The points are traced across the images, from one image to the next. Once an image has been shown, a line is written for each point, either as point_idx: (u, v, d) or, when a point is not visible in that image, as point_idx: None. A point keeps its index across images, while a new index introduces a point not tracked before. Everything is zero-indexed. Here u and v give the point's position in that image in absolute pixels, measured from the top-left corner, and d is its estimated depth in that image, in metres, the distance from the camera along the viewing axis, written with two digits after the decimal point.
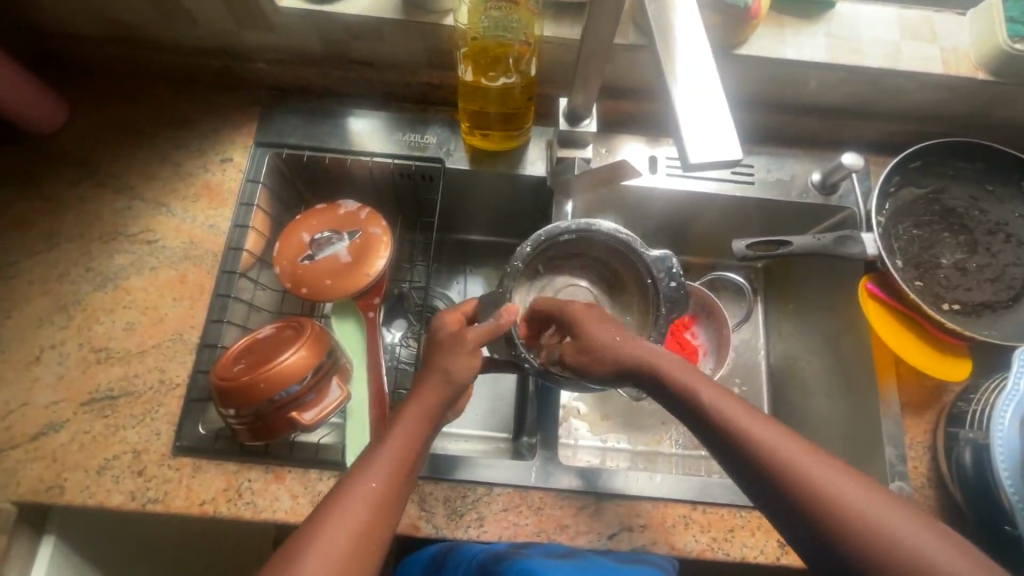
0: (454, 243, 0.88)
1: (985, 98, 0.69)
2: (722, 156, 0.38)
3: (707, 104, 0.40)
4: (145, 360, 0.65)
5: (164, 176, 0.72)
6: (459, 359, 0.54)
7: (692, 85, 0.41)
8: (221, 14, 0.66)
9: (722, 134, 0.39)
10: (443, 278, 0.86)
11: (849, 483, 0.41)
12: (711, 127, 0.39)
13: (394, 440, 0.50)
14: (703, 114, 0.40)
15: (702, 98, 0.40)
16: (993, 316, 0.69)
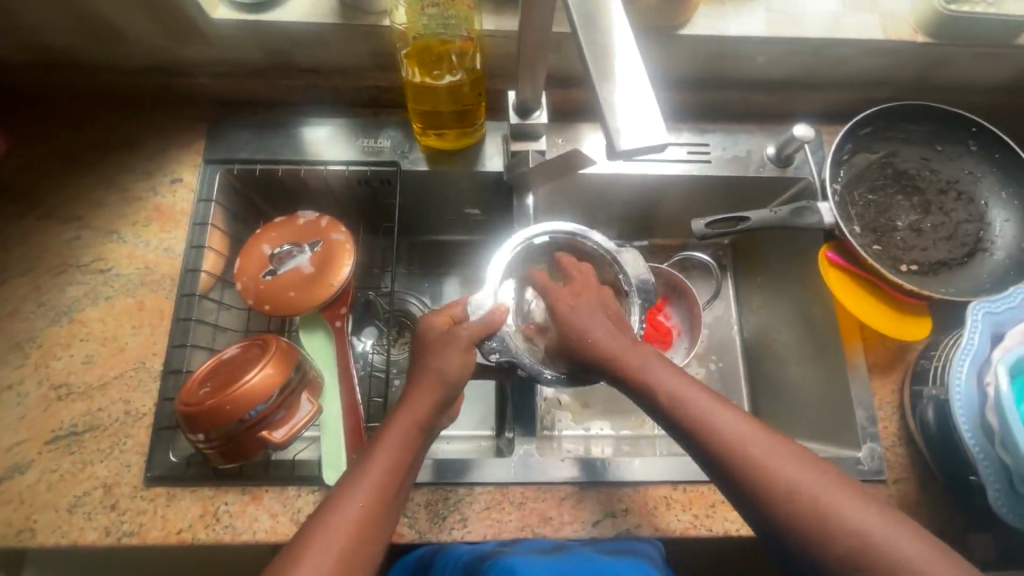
0: (425, 246, 0.88)
1: (925, 61, 0.70)
2: (652, 141, 0.38)
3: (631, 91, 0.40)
4: (108, 393, 0.63)
5: (113, 202, 0.70)
6: (454, 353, 0.54)
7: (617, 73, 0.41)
8: (155, 31, 0.64)
9: (649, 120, 0.39)
10: (415, 282, 0.87)
11: (788, 462, 0.45)
12: (637, 113, 0.39)
13: (382, 452, 0.50)
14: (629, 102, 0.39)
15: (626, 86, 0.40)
16: (950, 273, 0.70)
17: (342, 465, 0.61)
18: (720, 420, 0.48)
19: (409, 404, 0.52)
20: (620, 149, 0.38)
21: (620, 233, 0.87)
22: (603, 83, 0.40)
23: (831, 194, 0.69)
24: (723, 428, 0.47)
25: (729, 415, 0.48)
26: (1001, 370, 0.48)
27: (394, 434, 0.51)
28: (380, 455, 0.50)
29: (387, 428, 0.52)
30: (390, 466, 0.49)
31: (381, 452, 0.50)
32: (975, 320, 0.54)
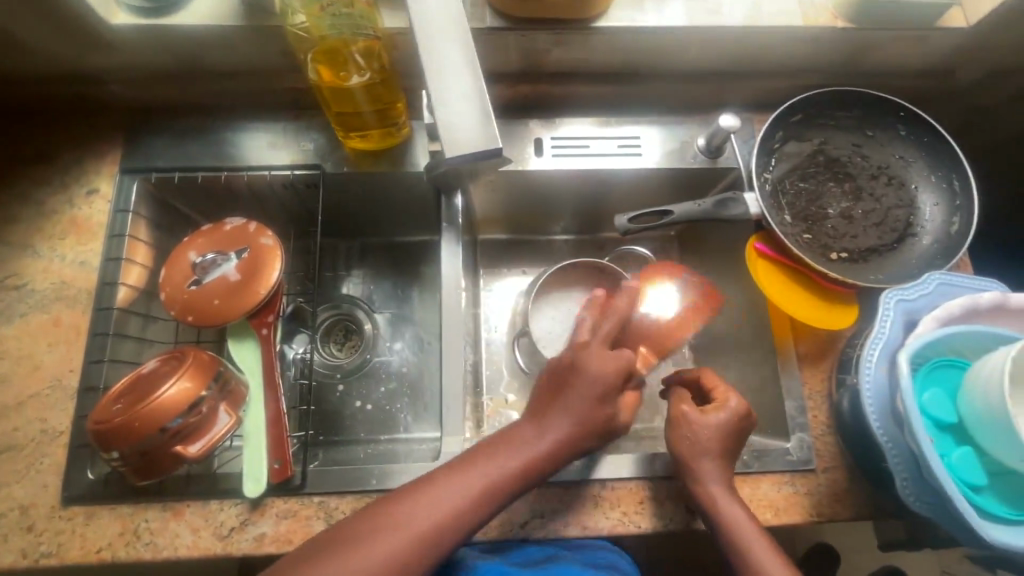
0: (376, 246, 0.88)
1: (850, 45, 0.69)
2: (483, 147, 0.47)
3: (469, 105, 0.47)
4: (23, 412, 0.62)
5: (26, 216, 0.68)
6: (599, 363, 0.55)
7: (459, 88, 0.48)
8: (53, 38, 0.62)
9: (481, 131, 0.47)
10: (370, 283, 0.87)
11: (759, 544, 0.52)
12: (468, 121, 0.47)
13: (513, 456, 0.53)
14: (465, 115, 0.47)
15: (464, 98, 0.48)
16: (879, 259, 0.70)
17: (262, 478, 0.60)
18: (721, 494, 0.55)
19: (565, 407, 0.54)
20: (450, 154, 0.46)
21: (565, 228, 0.86)
22: (439, 94, 0.47)
23: (757, 184, 0.68)
24: (720, 500, 0.55)
25: (727, 494, 0.55)
26: (902, 358, 0.48)
27: (528, 443, 0.53)
28: (508, 456, 0.53)
29: (528, 436, 0.54)
30: (501, 476, 0.52)
31: (504, 454, 0.53)
32: (888, 308, 0.54)
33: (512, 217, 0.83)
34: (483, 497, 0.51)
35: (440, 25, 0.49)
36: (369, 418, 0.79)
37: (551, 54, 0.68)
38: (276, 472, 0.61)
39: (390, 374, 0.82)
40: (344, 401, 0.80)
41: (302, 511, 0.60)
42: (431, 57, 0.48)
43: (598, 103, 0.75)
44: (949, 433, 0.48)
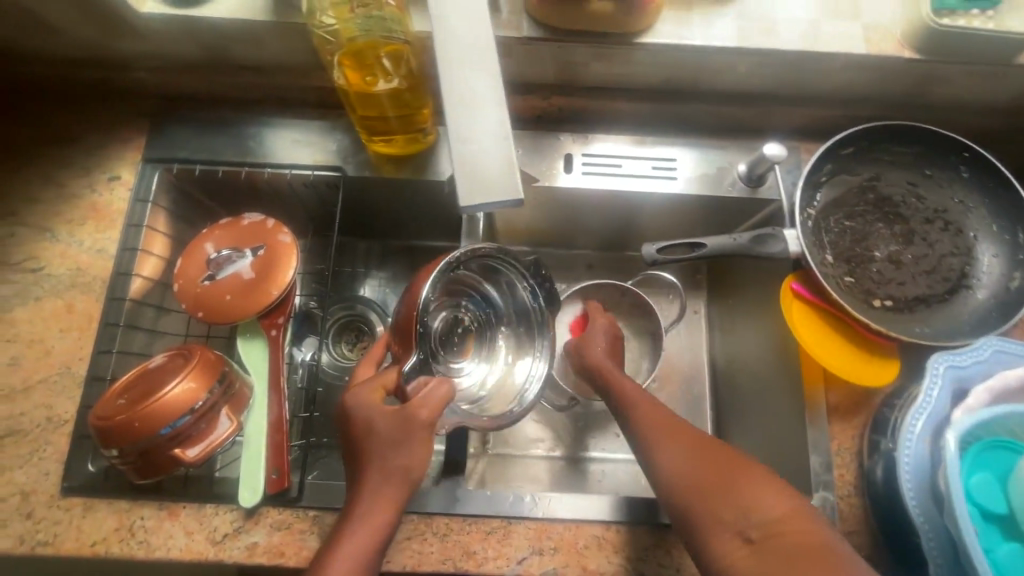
0: (396, 249, 0.86)
1: (915, 78, 0.64)
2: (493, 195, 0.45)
3: (487, 146, 0.46)
4: (31, 397, 0.62)
5: (48, 198, 0.68)
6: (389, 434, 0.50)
7: (485, 128, 0.46)
8: (82, 22, 0.62)
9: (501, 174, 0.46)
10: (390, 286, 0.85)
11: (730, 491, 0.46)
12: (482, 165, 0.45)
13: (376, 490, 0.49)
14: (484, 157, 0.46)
15: (484, 138, 0.46)
16: (927, 311, 0.65)
17: (259, 487, 0.59)
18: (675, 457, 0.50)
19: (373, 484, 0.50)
20: (468, 203, 0.45)
21: (590, 245, 0.83)
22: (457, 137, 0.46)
23: (800, 220, 0.64)
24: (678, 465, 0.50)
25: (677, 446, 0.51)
26: (949, 435, 0.43)
27: (355, 532, 0.48)
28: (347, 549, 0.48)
29: (352, 525, 0.49)
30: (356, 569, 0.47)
31: (343, 548, 0.48)
32: (935, 374, 0.49)
33: (535, 231, 0.80)
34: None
35: (469, 52, 0.47)
36: None
37: (588, 67, 0.65)
38: (274, 483, 0.60)
39: None
40: None
41: (296, 524, 0.59)
42: (454, 86, 0.47)
43: (634, 120, 0.72)
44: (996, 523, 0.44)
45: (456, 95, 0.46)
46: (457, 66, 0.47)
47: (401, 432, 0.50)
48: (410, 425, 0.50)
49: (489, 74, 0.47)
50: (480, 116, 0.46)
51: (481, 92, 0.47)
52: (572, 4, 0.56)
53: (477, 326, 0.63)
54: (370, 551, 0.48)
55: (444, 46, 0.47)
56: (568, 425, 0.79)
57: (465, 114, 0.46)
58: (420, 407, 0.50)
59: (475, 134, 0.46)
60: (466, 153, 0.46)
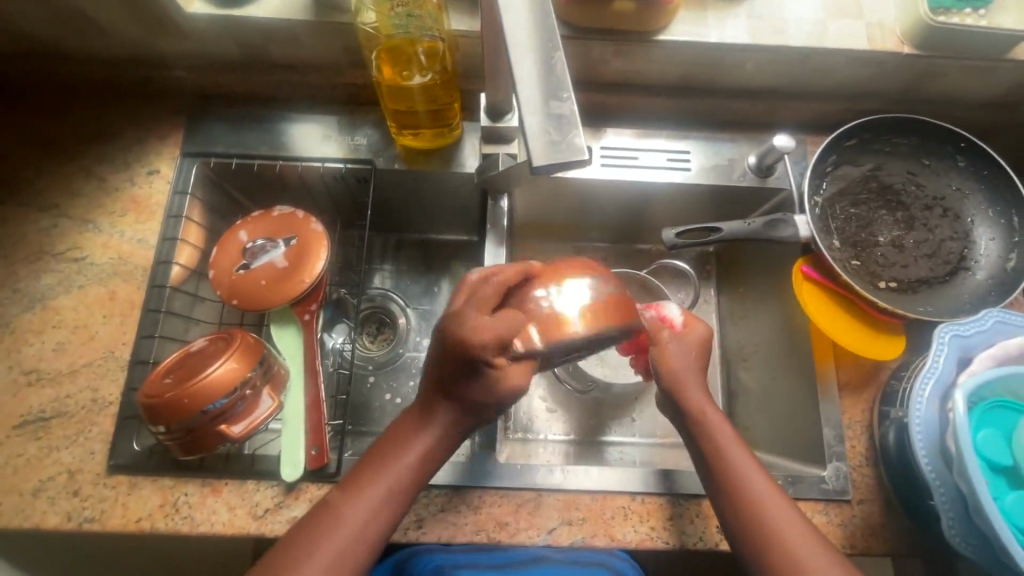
0: (416, 242, 0.89)
1: (914, 72, 0.68)
2: (567, 152, 0.35)
3: (546, 102, 0.36)
4: (76, 380, 0.64)
5: (90, 192, 0.70)
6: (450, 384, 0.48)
7: (544, 78, 0.37)
8: (130, 22, 0.65)
9: (566, 132, 0.36)
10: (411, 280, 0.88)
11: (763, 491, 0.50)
12: (550, 119, 0.36)
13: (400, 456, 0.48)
14: (544, 114, 0.36)
15: (545, 94, 0.36)
16: (929, 292, 0.68)
17: (300, 463, 0.62)
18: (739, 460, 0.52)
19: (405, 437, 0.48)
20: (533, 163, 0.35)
21: (606, 237, 0.86)
22: (520, 87, 0.37)
23: (808, 206, 0.68)
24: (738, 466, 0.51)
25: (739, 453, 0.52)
26: (958, 396, 0.47)
27: (373, 484, 0.47)
28: (367, 490, 0.47)
29: (378, 466, 0.48)
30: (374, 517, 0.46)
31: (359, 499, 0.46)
32: (942, 343, 0.53)
33: (552, 222, 0.83)
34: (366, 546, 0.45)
35: None
36: (397, 410, 0.80)
37: (607, 64, 0.69)
38: (313, 459, 0.62)
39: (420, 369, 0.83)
40: (374, 393, 0.81)
41: None
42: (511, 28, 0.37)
43: (649, 116, 0.75)
44: (1003, 476, 0.47)
45: (511, 46, 0.37)
46: (514, 12, 0.38)
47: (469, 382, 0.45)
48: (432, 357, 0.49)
49: (546, 19, 0.38)
50: (539, 66, 0.37)
51: (535, 39, 0.37)
52: (595, 4, 0.60)
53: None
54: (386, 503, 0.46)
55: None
56: (586, 408, 0.82)
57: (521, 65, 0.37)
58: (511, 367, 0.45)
59: (534, 87, 0.36)
60: (526, 108, 0.36)
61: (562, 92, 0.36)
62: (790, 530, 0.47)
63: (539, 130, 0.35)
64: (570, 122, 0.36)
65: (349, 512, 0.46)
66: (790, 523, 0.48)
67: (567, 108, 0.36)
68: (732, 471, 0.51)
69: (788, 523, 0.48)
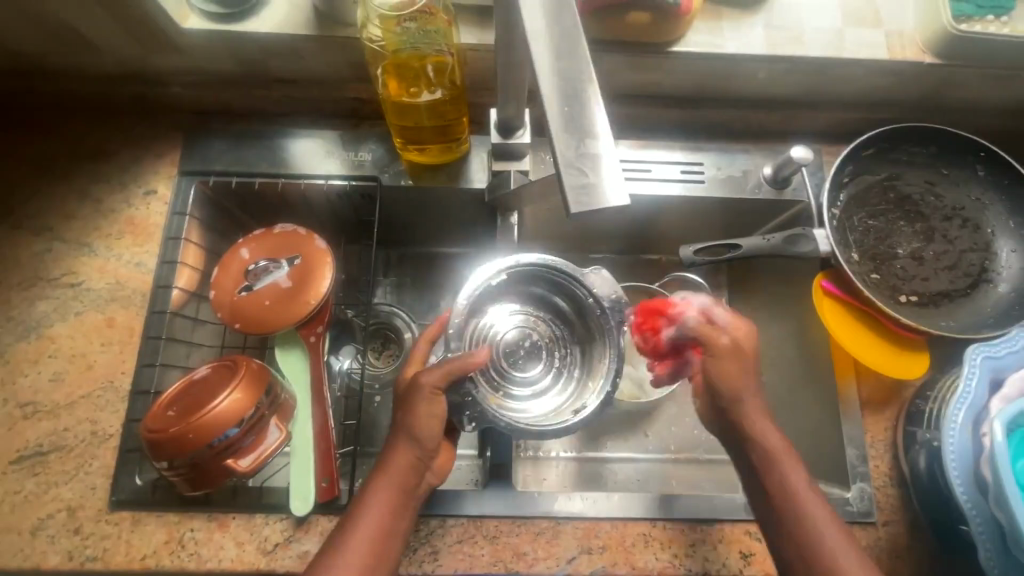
0: (421, 256, 0.87)
1: (934, 81, 0.66)
2: (603, 195, 0.34)
3: (579, 139, 0.34)
4: (74, 413, 0.62)
5: (85, 214, 0.68)
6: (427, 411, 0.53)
7: (578, 114, 0.35)
8: (125, 38, 0.62)
9: (601, 172, 0.34)
10: (416, 295, 0.85)
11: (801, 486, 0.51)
12: (585, 160, 0.34)
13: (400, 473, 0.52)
14: (577, 153, 0.34)
15: (577, 131, 0.34)
16: (951, 305, 0.67)
17: (310, 495, 0.60)
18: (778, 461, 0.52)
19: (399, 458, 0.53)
20: (572, 209, 0.33)
21: (615, 250, 0.84)
22: (550, 123, 0.34)
23: (828, 220, 0.66)
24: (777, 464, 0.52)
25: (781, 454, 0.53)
26: (996, 424, 0.45)
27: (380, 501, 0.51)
28: (371, 517, 0.50)
29: (378, 483, 0.52)
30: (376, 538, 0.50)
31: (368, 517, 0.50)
32: (973, 364, 0.51)
33: (561, 235, 0.81)
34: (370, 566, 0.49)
35: (557, 9, 0.36)
36: None
37: (619, 76, 0.66)
38: (324, 491, 0.60)
39: None
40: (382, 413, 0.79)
41: None
42: (539, 58, 0.35)
43: (661, 127, 0.73)
44: None
45: (541, 77, 0.35)
46: (540, 38, 0.35)
47: (408, 403, 0.54)
48: (417, 390, 0.53)
49: (576, 47, 0.35)
50: (573, 100, 0.35)
51: (565, 69, 0.35)
52: (610, 16, 0.58)
53: (551, 344, 0.67)
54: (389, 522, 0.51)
55: (524, 13, 0.35)
56: (600, 424, 0.80)
57: (554, 99, 0.35)
58: (423, 375, 0.54)
59: (567, 124, 0.34)
60: (561, 146, 0.34)
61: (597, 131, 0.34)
62: (819, 506, 0.50)
63: (572, 171, 0.34)
64: (605, 162, 0.34)
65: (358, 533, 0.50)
66: (818, 501, 0.50)
67: (601, 147, 0.34)
68: (771, 450, 0.53)
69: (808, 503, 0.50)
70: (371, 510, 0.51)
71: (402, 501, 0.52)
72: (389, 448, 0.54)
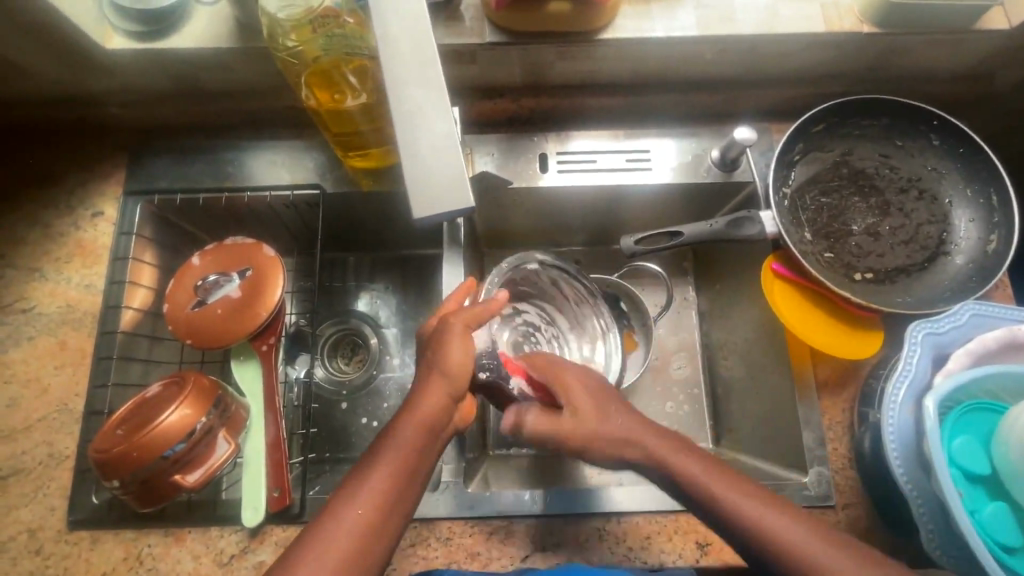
0: (384, 261, 0.87)
1: (878, 51, 0.64)
2: (446, 206, 0.39)
3: (431, 155, 0.39)
4: (31, 436, 0.63)
5: (34, 239, 0.69)
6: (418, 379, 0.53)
7: (432, 136, 0.40)
8: (53, 65, 0.62)
9: (451, 185, 0.39)
10: (387, 303, 0.86)
11: (751, 505, 0.47)
12: (434, 177, 0.39)
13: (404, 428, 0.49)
14: (429, 168, 0.39)
15: (430, 148, 0.39)
16: (907, 280, 0.65)
17: (261, 506, 0.60)
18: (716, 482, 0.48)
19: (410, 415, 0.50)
20: (417, 215, 0.39)
21: (578, 243, 0.83)
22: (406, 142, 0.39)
23: (773, 200, 0.64)
24: (720, 491, 0.48)
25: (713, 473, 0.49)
26: (928, 400, 0.44)
27: (386, 466, 0.48)
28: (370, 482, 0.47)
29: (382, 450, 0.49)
30: (369, 523, 0.45)
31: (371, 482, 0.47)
32: (914, 342, 0.50)
33: (518, 232, 0.80)
34: (361, 551, 0.44)
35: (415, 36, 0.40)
36: (375, 436, 0.78)
37: (551, 66, 0.66)
38: (275, 501, 0.60)
39: (394, 392, 0.81)
40: (351, 418, 0.79)
41: None
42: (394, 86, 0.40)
43: (607, 115, 0.72)
44: (982, 486, 0.45)
45: (394, 105, 0.39)
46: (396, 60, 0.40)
47: None
48: None
49: (430, 76, 0.40)
50: (427, 124, 0.39)
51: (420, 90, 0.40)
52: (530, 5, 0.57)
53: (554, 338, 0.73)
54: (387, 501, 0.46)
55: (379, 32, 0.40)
56: None
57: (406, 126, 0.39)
58: (454, 317, 0.54)
59: (420, 145, 0.39)
60: (410, 164, 0.39)
61: (449, 151, 0.39)
62: (746, 501, 0.47)
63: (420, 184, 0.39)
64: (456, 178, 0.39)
65: (336, 526, 0.45)
66: (742, 497, 0.48)
67: (453, 162, 0.40)
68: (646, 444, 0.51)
69: (764, 518, 0.46)
70: (369, 486, 0.46)
71: (408, 475, 0.48)
72: (400, 416, 0.50)
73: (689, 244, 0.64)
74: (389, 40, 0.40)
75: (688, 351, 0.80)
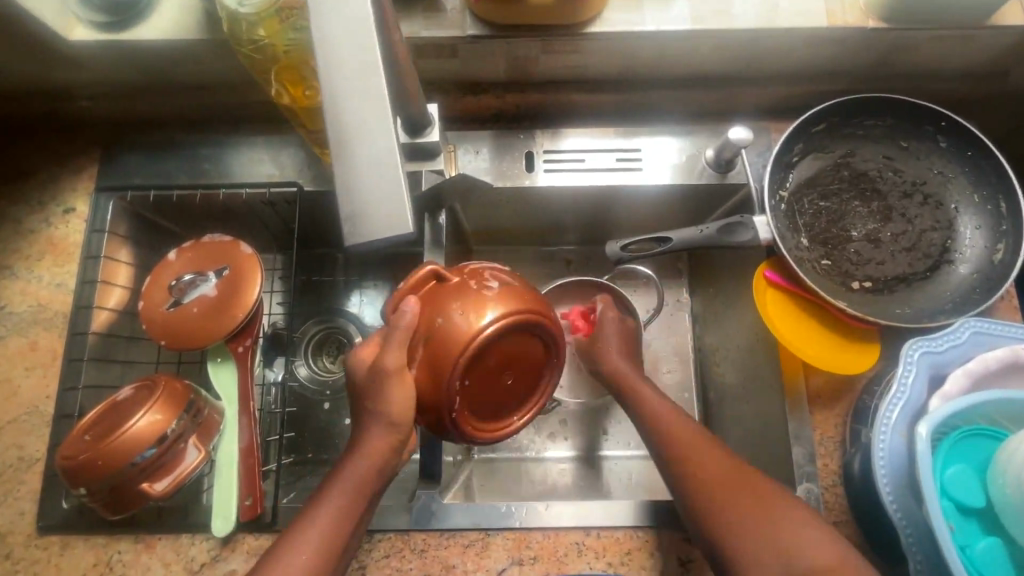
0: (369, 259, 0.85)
1: (883, 47, 0.61)
2: (377, 230, 0.35)
3: (365, 176, 0.35)
4: (1, 438, 0.62)
5: (4, 236, 0.67)
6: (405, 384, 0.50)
7: (370, 153, 0.36)
8: (17, 55, 0.60)
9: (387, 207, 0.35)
10: (372, 301, 0.83)
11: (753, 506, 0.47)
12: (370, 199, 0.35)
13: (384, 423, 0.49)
14: (363, 189, 0.35)
15: (364, 167, 0.35)
16: (907, 291, 0.62)
17: (232, 515, 0.59)
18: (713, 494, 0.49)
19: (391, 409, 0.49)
20: (351, 240, 0.35)
21: (569, 242, 0.80)
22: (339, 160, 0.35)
23: (768, 204, 0.61)
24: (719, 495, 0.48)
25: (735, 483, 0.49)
26: (922, 426, 0.42)
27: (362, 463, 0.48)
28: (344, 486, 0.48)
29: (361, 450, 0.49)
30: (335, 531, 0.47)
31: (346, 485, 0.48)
32: (910, 361, 0.47)
33: (506, 230, 0.77)
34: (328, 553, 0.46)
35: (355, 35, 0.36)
36: None
37: (538, 59, 0.63)
38: (247, 509, 0.59)
39: None
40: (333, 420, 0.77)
41: None
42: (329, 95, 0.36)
43: (597, 112, 0.69)
44: (975, 518, 0.42)
45: (330, 117, 0.36)
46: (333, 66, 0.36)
47: None
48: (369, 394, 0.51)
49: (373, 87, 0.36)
50: (365, 140, 0.35)
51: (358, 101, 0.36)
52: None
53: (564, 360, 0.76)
54: (347, 516, 0.48)
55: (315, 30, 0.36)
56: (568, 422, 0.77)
57: (343, 143, 0.35)
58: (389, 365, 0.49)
59: (359, 161, 0.35)
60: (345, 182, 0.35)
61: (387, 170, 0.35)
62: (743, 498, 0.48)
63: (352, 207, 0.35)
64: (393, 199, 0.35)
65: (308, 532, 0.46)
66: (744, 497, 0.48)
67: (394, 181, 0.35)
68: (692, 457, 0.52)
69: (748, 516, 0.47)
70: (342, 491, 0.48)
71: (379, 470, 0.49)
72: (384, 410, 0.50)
73: (680, 250, 0.62)
74: (329, 45, 0.36)
75: (678, 356, 0.78)
